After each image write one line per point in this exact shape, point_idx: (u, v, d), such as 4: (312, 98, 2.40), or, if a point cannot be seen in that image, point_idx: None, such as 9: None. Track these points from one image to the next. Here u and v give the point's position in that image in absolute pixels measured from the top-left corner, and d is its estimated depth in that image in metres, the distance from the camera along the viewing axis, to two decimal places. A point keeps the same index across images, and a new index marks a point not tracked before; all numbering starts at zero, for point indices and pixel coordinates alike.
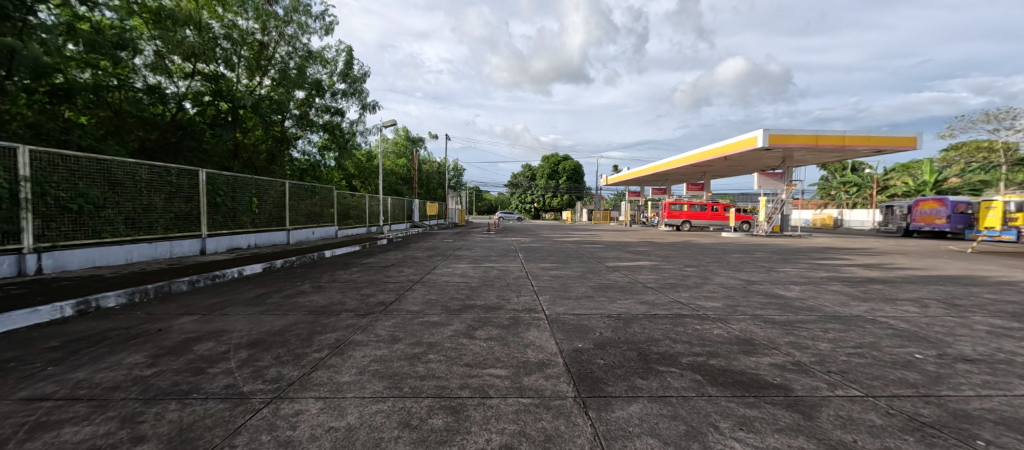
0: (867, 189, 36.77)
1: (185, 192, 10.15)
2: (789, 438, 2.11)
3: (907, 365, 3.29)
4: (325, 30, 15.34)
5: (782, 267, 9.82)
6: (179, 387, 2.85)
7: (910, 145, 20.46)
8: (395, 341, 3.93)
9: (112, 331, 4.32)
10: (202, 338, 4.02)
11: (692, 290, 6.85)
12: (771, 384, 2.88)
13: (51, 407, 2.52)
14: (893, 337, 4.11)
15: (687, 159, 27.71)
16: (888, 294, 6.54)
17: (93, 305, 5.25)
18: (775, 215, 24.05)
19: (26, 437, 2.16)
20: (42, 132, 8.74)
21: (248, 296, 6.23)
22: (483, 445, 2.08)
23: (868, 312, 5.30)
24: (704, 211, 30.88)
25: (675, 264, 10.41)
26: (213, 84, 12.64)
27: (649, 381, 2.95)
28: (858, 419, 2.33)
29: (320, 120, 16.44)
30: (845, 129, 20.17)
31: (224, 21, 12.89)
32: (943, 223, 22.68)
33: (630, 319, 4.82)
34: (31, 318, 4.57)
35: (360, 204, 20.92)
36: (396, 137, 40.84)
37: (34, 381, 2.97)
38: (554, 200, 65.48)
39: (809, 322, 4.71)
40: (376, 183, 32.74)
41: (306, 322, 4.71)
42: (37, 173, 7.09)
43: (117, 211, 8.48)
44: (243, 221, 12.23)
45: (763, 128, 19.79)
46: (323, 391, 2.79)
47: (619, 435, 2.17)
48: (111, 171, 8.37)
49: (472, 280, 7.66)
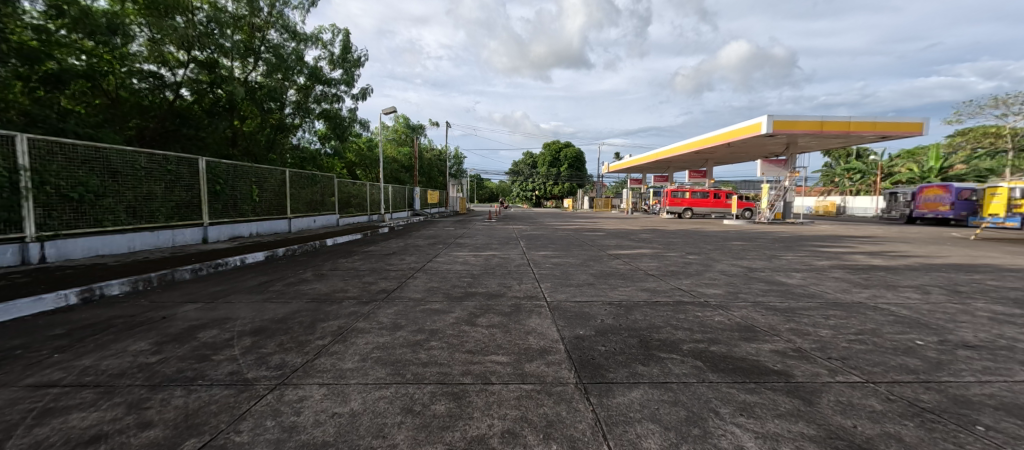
0: (872, 176, 36.36)
1: (185, 180, 10.13)
2: (789, 424, 2.13)
3: (908, 352, 3.30)
4: (308, 4, 14.93)
5: (784, 254, 9.89)
6: (184, 373, 2.88)
7: (916, 131, 20.19)
8: (397, 329, 3.95)
9: (117, 318, 4.37)
10: (205, 326, 4.05)
11: (694, 277, 6.87)
12: (772, 371, 2.89)
13: (59, 394, 2.55)
14: (895, 324, 4.12)
15: (689, 146, 27.63)
16: (889, 281, 6.56)
17: (97, 293, 5.28)
18: (776, 202, 23.93)
19: (35, 423, 2.19)
20: (38, 119, 8.61)
21: (251, 284, 6.28)
22: (484, 430, 2.11)
23: (870, 298, 5.32)
24: (706, 198, 30.85)
25: (677, 251, 10.49)
26: (210, 71, 12.42)
27: (650, 367, 2.96)
28: (858, 405, 2.34)
29: (318, 107, 16.29)
30: (849, 115, 19.81)
31: (211, 4, 12.55)
32: (947, 211, 22.57)
33: (631, 305, 4.86)
34: (35, 306, 4.62)
35: (362, 193, 20.97)
36: (396, 124, 40.50)
37: (40, 367, 3.00)
38: (556, 188, 65.11)
39: (810, 309, 4.72)
40: (377, 171, 32.94)
41: (308, 309, 4.74)
42: (37, 162, 7.08)
43: (118, 200, 8.48)
44: (244, 210, 12.24)
45: (766, 114, 19.51)
46: (326, 377, 2.81)
47: (620, 421, 2.19)
48: (110, 159, 8.34)
49: (473, 268, 7.70)
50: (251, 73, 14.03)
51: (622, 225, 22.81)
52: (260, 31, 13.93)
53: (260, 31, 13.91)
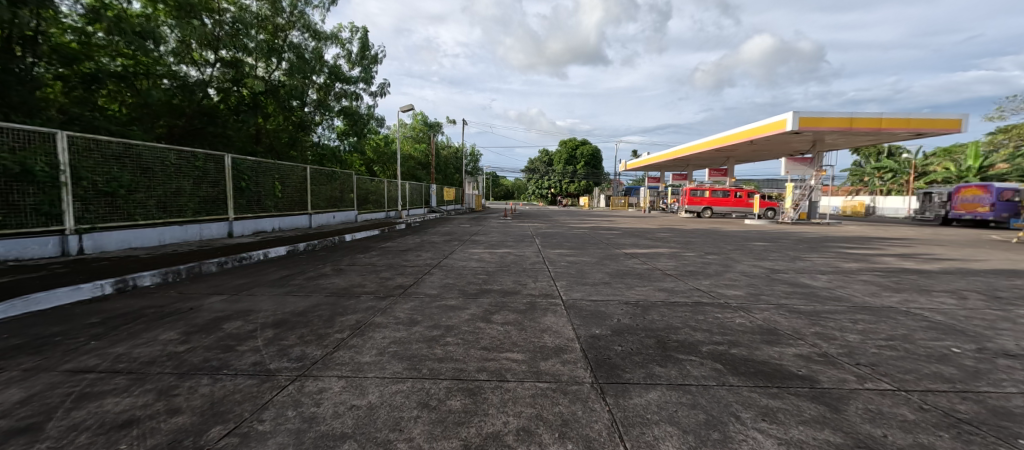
0: (904, 175, 34.83)
1: (211, 176, 10.46)
2: (814, 431, 2.06)
3: (943, 359, 3.15)
4: (329, 3, 15.20)
5: (809, 256, 9.58)
6: (210, 363, 2.98)
7: (954, 128, 19.24)
8: (413, 324, 4.00)
9: (149, 308, 4.56)
10: (230, 318, 4.17)
11: (713, 277, 6.73)
12: (796, 376, 2.81)
13: (94, 379, 2.67)
14: (928, 330, 3.94)
15: (709, 143, 27.02)
16: (923, 285, 6.27)
17: (130, 284, 5.51)
18: (801, 202, 23.17)
19: (73, 407, 2.30)
20: (75, 118, 9.07)
21: (273, 277, 6.45)
22: (499, 427, 2.11)
23: (901, 303, 5.10)
24: (727, 197, 30.08)
25: (696, 251, 10.28)
26: (234, 70, 12.73)
27: (668, 368, 2.91)
28: (889, 414, 2.25)
29: (338, 104, 16.59)
30: (881, 112, 19.02)
31: (237, 5, 12.92)
32: (987, 212, 21.40)
33: (648, 305, 4.79)
34: (73, 295, 4.85)
35: (379, 189, 21.26)
36: (414, 122, 41.09)
37: (78, 354, 3.14)
38: (572, 185, 64.52)
39: (837, 313, 4.57)
40: (395, 168, 33.36)
41: (328, 303, 4.84)
42: (75, 158, 7.44)
43: (149, 195, 8.81)
44: (267, 205, 12.58)
45: (792, 110, 18.88)
46: (344, 370, 2.87)
47: (637, 422, 2.16)
48: (141, 156, 8.68)
49: (488, 265, 7.71)
50: (273, 71, 14.34)
51: (624, 225, 21.33)
52: (283, 31, 14.28)
53: (282, 31, 14.25)
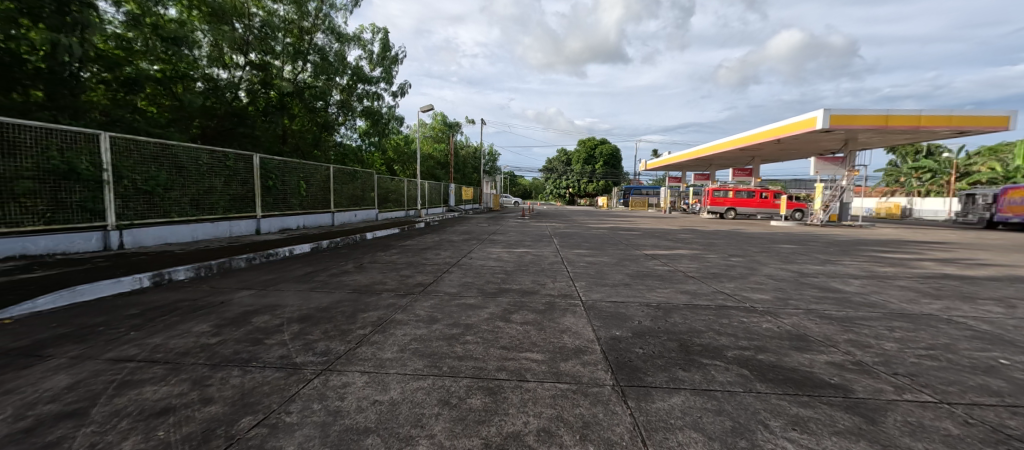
0: (945, 175, 33.04)
1: (240, 175, 10.83)
2: (847, 442, 1.98)
3: (989, 371, 2.98)
4: (352, 6, 15.51)
5: (841, 260, 9.20)
6: (240, 355, 3.09)
7: (1001, 125, 18.17)
8: (433, 322, 4.04)
9: (182, 302, 4.76)
10: (258, 312, 4.31)
11: (738, 280, 6.55)
12: (827, 384, 2.70)
13: (134, 368, 2.81)
14: (973, 340, 3.73)
15: (734, 142, 26.30)
16: (966, 292, 5.93)
17: (166, 278, 5.76)
18: (832, 203, 22.27)
19: (114, 393, 2.42)
20: (116, 119, 9.55)
21: (298, 273, 6.63)
22: (519, 427, 2.11)
23: (942, 310, 4.83)
24: (751, 198, 29.13)
25: (719, 253, 10.01)
26: (262, 73, 13.15)
27: (691, 373, 2.85)
28: (930, 427, 2.14)
29: (361, 105, 16.94)
30: (920, 109, 18.14)
31: (265, 9, 13.33)
32: None
33: (670, 308, 4.69)
34: (114, 288, 5.10)
35: (399, 188, 21.57)
36: (433, 122, 41.60)
37: (119, 343, 3.31)
38: (591, 185, 63.96)
39: (871, 319, 4.37)
40: (415, 168, 33.79)
41: (350, 300, 4.94)
42: (117, 158, 7.82)
43: (183, 193, 9.20)
44: (292, 203, 12.94)
45: (823, 108, 18.18)
46: (367, 365, 2.92)
47: (660, 427, 2.12)
48: (177, 156, 9.06)
49: (507, 265, 7.71)
50: (299, 73, 14.74)
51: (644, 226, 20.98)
52: (308, 34, 14.62)
53: (307, 34, 14.61)
